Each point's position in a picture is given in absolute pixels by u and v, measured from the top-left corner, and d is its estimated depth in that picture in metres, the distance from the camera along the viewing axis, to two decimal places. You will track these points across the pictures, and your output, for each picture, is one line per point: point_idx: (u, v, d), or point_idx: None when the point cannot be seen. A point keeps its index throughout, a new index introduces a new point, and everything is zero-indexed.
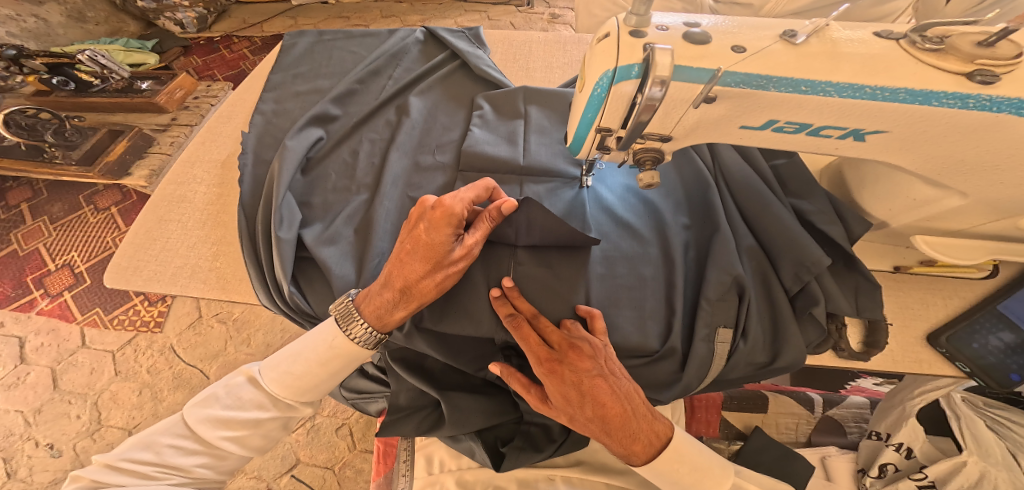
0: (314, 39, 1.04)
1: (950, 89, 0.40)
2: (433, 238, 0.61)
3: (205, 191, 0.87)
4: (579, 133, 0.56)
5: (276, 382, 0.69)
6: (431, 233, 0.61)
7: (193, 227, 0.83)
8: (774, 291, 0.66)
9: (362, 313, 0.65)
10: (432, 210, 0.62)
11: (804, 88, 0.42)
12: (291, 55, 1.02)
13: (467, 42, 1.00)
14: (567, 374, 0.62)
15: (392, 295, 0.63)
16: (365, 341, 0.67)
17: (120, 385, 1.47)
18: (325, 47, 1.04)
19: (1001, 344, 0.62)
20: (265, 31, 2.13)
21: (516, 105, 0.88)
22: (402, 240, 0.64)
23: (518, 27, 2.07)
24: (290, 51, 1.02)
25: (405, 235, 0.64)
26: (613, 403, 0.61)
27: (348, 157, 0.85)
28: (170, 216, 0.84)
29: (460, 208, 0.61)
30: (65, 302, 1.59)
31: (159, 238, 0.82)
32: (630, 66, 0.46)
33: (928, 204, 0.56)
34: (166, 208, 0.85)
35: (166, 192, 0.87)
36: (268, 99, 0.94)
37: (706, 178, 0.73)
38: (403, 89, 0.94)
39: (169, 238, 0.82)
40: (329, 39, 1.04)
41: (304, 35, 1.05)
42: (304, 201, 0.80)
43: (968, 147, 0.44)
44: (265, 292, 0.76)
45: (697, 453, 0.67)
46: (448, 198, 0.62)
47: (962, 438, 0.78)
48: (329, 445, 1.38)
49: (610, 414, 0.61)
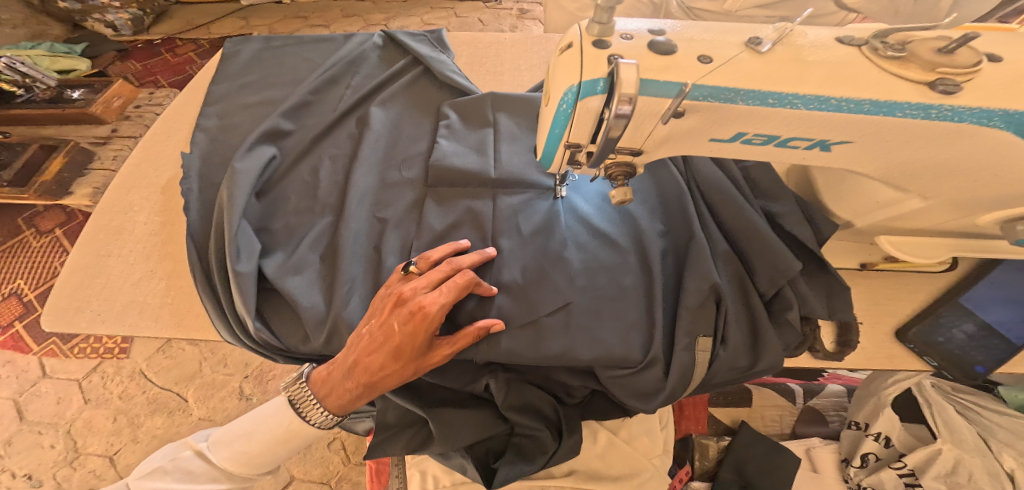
0: (261, 46, 1.00)
1: (913, 100, 0.39)
2: (407, 347, 0.63)
3: (145, 221, 0.82)
4: (547, 149, 0.54)
5: (230, 459, 0.75)
6: (408, 340, 0.63)
7: (137, 260, 0.78)
8: (750, 296, 0.66)
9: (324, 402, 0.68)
10: (413, 314, 0.63)
11: (772, 100, 0.41)
12: (236, 64, 0.97)
13: (429, 46, 0.97)
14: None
15: (353, 386, 0.67)
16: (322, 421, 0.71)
17: (92, 413, 1.39)
18: (273, 54, 0.99)
19: (963, 336, 0.65)
20: (211, 34, 2.02)
21: (484, 113, 0.86)
22: (371, 333, 0.65)
23: (487, 24, 2.03)
24: (234, 59, 0.98)
25: (377, 328, 0.65)
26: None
27: (307, 175, 0.82)
28: (110, 250, 0.79)
29: (440, 318, 0.63)
30: (17, 332, 1.48)
31: (100, 273, 0.77)
32: (596, 80, 0.45)
33: (890, 206, 0.57)
34: (105, 240, 0.80)
35: (103, 222, 0.82)
36: (211, 114, 0.90)
37: (679, 183, 0.73)
38: (363, 99, 0.91)
39: (111, 273, 0.77)
40: (278, 46, 1.00)
41: (248, 42, 1.00)
42: (263, 226, 0.76)
43: (932, 154, 0.44)
44: (226, 327, 0.72)
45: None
46: (431, 303, 0.63)
47: (936, 426, 0.82)
48: (323, 460, 1.34)
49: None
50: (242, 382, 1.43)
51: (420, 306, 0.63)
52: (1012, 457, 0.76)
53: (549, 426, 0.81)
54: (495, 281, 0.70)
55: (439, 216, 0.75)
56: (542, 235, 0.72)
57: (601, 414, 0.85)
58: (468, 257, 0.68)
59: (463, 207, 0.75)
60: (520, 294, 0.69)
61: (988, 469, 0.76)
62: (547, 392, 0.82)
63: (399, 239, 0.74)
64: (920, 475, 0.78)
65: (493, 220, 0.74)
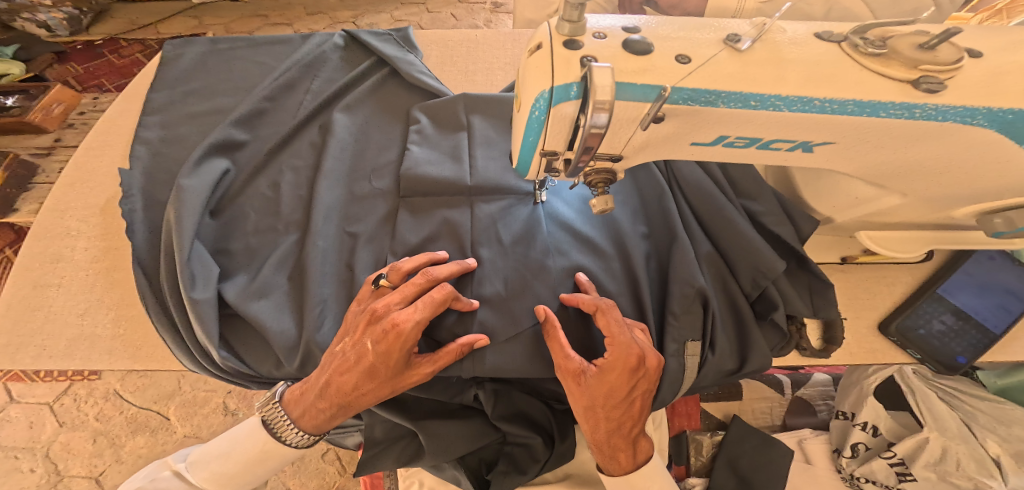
0: (206, 48, 0.94)
1: (897, 100, 0.38)
2: (382, 367, 0.62)
3: (86, 247, 0.80)
4: (522, 157, 0.51)
5: (208, 481, 0.72)
6: (382, 359, 0.61)
7: (81, 291, 0.76)
8: (736, 298, 0.66)
9: (299, 422, 0.67)
10: (386, 332, 0.61)
11: (754, 102, 0.39)
12: (176, 68, 0.91)
13: (395, 46, 0.93)
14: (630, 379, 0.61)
15: (327, 405, 0.65)
16: (298, 441, 0.70)
17: (69, 435, 1.33)
18: (220, 57, 0.93)
19: (943, 326, 0.66)
20: (160, 34, 1.89)
21: (457, 116, 0.82)
22: (344, 351, 0.63)
23: (459, 19, 1.99)
24: (174, 63, 0.92)
25: (349, 346, 0.63)
26: (638, 410, 0.65)
27: (267, 189, 0.78)
28: (47, 280, 0.77)
29: (415, 336, 0.61)
30: None
31: (40, 306, 0.75)
32: (569, 86, 0.42)
33: (868, 202, 0.56)
34: (39, 272, 0.77)
35: (37, 251, 0.79)
36: (151, 124, 0.85)
37: (659, 184, 0.71)
38: (325, 105, 0.87)
39: (52, 305, 0.75)
40: (225, 48, 0.94)
41: (191, 44, 0.94)
42: (221, 248, 0.74)
43: (910, 152, 0.43)
44: (189, 355, 0.71)
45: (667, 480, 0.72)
46: (406, 320, 0.61)
47: (920, 413, 0.82)
48: (318, 471, 1.31)
49: (630, 419, 0.65)
50: (226, 398, 1.38)
51: (394, 325, 0.61)
52: (996, 443, 0.78)
53: (542, 434, 0.79)
54: (473, 294, 0.67)
55: (413, 229, 0.72)
56: (523, 243, 0.70)
57: None
58: (445, 268, 0.65)
59: (439, 217, 0.73)
60: (502, 306, 0.67)
61: (974, 456, 0.77)
62: (537, 398, 0.81)
63: (372, 255, 0.72)
64: (910, 463, 0.79)
65: (471, 231, 0.71)
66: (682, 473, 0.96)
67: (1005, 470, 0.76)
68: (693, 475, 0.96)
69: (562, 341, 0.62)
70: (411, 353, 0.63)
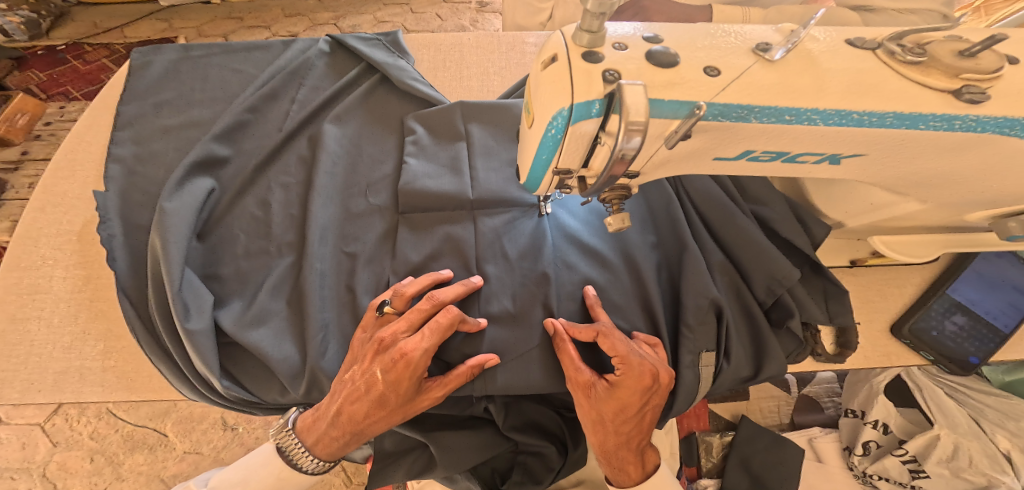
0: (177, 55, 0.89)
1: (939, 111, 0.37)
2: (392, 396, 0.60)
3: (64, 276, 0.75)
4: (534, 175, 0.49)
5: None
6: (393, 388, 0.59)
7: (65, 322, 0.72)
8: (749, 307, 0.64)
9: (313, 451, 0.66)
10: (394, 362, 0.59)
11: (789, 117, 0.38)
12: (145, 78, 0.86)
13: (385, 52, 0.90)
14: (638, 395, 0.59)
15: (339, 433, 0.63)
16: (312, 467, 0.68)
17: (64, 455, 1.28)
18: (193, 65, 0.89)
19: (955, 327, 0.66)
20: (126, 37, 1.81)
21: (454, 124, 0.80)
22: (351, 381, 0.60)
23: (444, 19, 1.95)
24: (143, 71, 0.87)
25: (358, 375, 0.60)
26: (646, 424, 0.63)
27: (256, 208, 0.75)
28: (26, 312, 0.73)
29: (424, 363, 0.59)
30: None
31: (22, 340, 0.71)
32: (590, 103, 0.40)
33: (884, 208, 0.54)
34: (17, 303, 0.73)
35: (12, 281, 0.74)
36: (123, 140, 0.80)
37: (668, 192, 0.69)
38: (313, 116, 0.83)
39: (35, 339, 0.71)
40: (198, 55, 0.90)
41: (160, 51, 0.89)
42: (211, 273, 0.70)
43: (939, 163, 0.42)
44: (187, 386, 0.68)
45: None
46: (414, 349, 0.59)
47: (930, 411, 0.88)
48: (325, 483, 1.28)
49: (638, 433, 0.64)
50: (224, 413, 1.33)
51: (402, 354, 0.59)
52: (1005, 438, 0.83)
53: (555, 441, 0.77)
54: (483, 312, 0.65)
55: (415, 247, 0.69)
56: (530, 258, 0.68)
57: None
58: (450, 290, 0.62)
59: (441, 233, 0.70)
60: (511, 324, 0.65)
61: (987, 452, 0.82)
62: (547, 406, 0.79)
63: (372, 276, 0.69)
64: (922, 460, 0.86)
65: (475, 247, 0.69)
66: (693, 473, 0.99)
67: (1016, 465, 0.81)
68: (705, 476, 0.99)
69: (573, 353, 0.60)
70: (422, 379, 0.61)
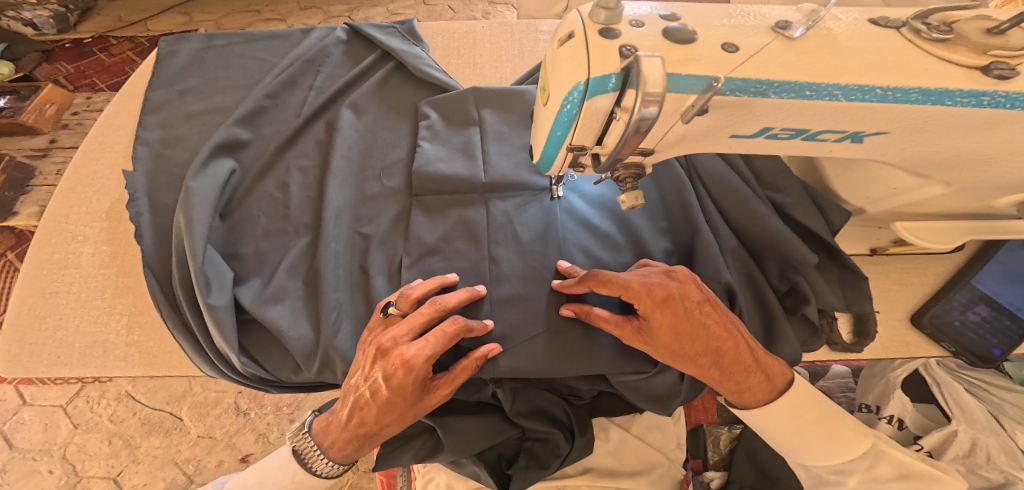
0: (202, 45, 0.90)
1: (965, 86, 0.36)
2: (398, 399, 0.59)
3: (93, 251, 0.77)
4: (547, 152, 0.49)
5: None
6: (396, 392, 0.58)
7: (92, 297, 0.74)
8: (764, 293, 0.63)
9: (327, 452, 0.67)
10: (395, 367, 0.57)
11: (809, 92, 0.37)
12: (172, 66, 0.88)
13: (400, 39, 0.90)
14: (680, 309, 0.53)
15: (352, 436, 0.64)
16: (327, 471, 0.69)
17: (85, 437, 1.31)
18: (217, 54, 0.90)
19: (978, 318, 0.64)
20: (151, 31, 1.83)
21: (467, 110, 0.79)
22: (357, 385, 0.60)
23: (457, 12, 1.94)
24: (170, 60, 0.88)
25: (362, 381, 0.60)
26: (725, 335, 0.55)
27: (275, 191, 0.76)
28: (56, 286, 0.74)
29: (425, 370, 0.57)
30: None
31: (51, 313, 0.73)
32: (606, 77, 0.39)
33: (907, 192, 0.53)
34: (47, 278, 0.75)
35: (43, 257, 0.76)
36: (151, 124, 0.82)
37: (681, 177, 0.68)
38: (330, 101, 0.84)
39: (64, 312, 0.73)
40: (221, 45, 0.91)
41: (186, 41, 0.90)
42: (232, 252, 0.71)
43: (970, 142, 0.41)
44: (206, 361, 0.69)
45: (826, 403, 0.60)
46: (415, 355, 0.57)
47: (947, 405, 0.86)
48: None
49: (724, 348, 0.55)
50: (238, 398, 1.36)
51: (401, 359, 0.57)
52: None
53: (561, 428, 0.78)
54: (496, 293, 0.65)
55: (428, 228, 0.70)
56: (542, 241, 0.68)
57: (609, 411, 0.83)
58: (453, 297, 0.61)
59: (454, 216, 0.70)
60: (523, 306, 0.65)
61: (1005, 449, 0.81)
62: (555, 394, 0.78)
63: (385, 258, 0.69)
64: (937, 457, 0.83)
65: (487, 229, 0.69)
66: (699, 466, 1.00)
67: None
68: (710, 469, 0.99)
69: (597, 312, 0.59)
70: (428, 383, 0.61)
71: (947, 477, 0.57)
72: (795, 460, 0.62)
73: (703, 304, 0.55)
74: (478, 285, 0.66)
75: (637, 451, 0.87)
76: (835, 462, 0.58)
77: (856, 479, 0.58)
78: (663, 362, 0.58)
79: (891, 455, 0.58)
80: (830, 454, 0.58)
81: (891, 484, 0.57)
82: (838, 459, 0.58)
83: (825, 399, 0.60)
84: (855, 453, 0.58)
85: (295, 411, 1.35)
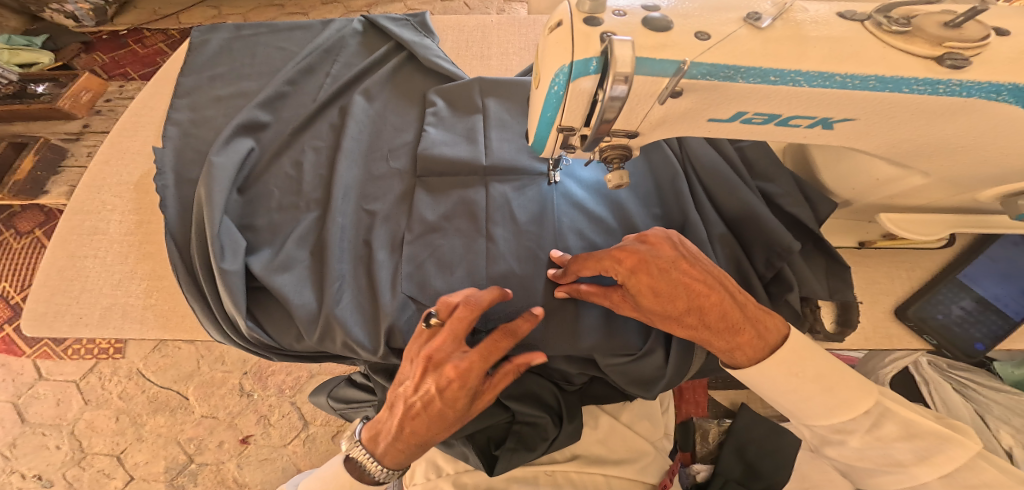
0: (230, 35, 0.95)
1: (921, 75, 0.38)
2: (448, 410, 0.61)
3: (120, 220, 0.82)
4: (540, 133, 0.52)
5: None
6: (448, 405, 0.61)
7: (116, 262, 0.78)
8: (750, 279, 0.65)
9: (380, 459, 0.68)
10: (449, 380, 0.59)
11: (773, 78, 0.40)
12: (203, 54, 0.92)
13: (412, 31, 0.93)
14: (654, 270, 0.55)
15: (407, 446, 0.65)
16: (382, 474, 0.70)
17: (93, 413, 1.36)
18: (244, 44, 0.94)
19: (962, 312, 0.65)
20: (181, 24, 1.89)
21: (472, 99, 0.83)
22: (406, 398, 0.63)
23: (472, 9, 1.97)
24: (201, 49, 0.93)
25: (411, 394, 0.62)
26: (708, 291, 0.55)
27: (290, 168, 0.79)
28: (84, 251, 0.79)
29: (478, 380, 0.60)
30: (9, 336, 1.43)
31: (78, 276, 0.77)
32: (587, 60, 0.43)
33: (889, 183, 0.55)
34: (78, 243, 0.80)
35: (74, 225, 0.81)
36: (180, 107, 0.86)
37: (674, 166, 0.71)
38: (344, 88, 0.88)
39: (89, 276, 0.78)
40: (248, 35, 0.95)
41: (216, 31, 0.95)
42: (247, 223, 0.75)
43: (935, 130, 0.43)
44: (216, 326, 0.73)
45: (825, 359, 0.58)
46: (466, 366, 0.59)
47: (933, 403, 0.90)
48: (328, 453, 1.34)
49: (707, 303, 0.55)
50: (242, 378, 1.40)
51: (456, 372, 0.59)
52: (1009, 434, 0.83)
53: (550, 413, 0.79)
54: (492, 271, 0.68)
55: (431, 207, 0.73)
56: (538, 223, 0.71)
57: (600, 398, 0.84)
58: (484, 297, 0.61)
59: (455, 197, 0.74)
60: (517, 283, 0.68)
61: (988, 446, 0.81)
62: (546, 379, 0.81)
63: (388, 233, 0.73)
64: None
65: (486, 209, 0.72)
66: (687, 458, 0.99)
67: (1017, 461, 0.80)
68: (698, 462, 1.00)
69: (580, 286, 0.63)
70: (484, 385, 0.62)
71: (953, 434, 0.56)
72: (798, 420, 0.62)
73: (678, 262, 0.56)
74: (477, 262, 0.69)
75: (626, 440, 0.87)
76: (835, 421, 0.58)
77: (858, 439, 0.58)
78: (659, 327, 0.60)
79: (896, 412, 0.58)
80: (829, 412, 0.58)
81: (898, 444, 0.57)
82: (838, 418, 0.58)
83: (828, 355, 0.58)
84: (857, 411, 0.57)
85: (296, 394, 1.39)
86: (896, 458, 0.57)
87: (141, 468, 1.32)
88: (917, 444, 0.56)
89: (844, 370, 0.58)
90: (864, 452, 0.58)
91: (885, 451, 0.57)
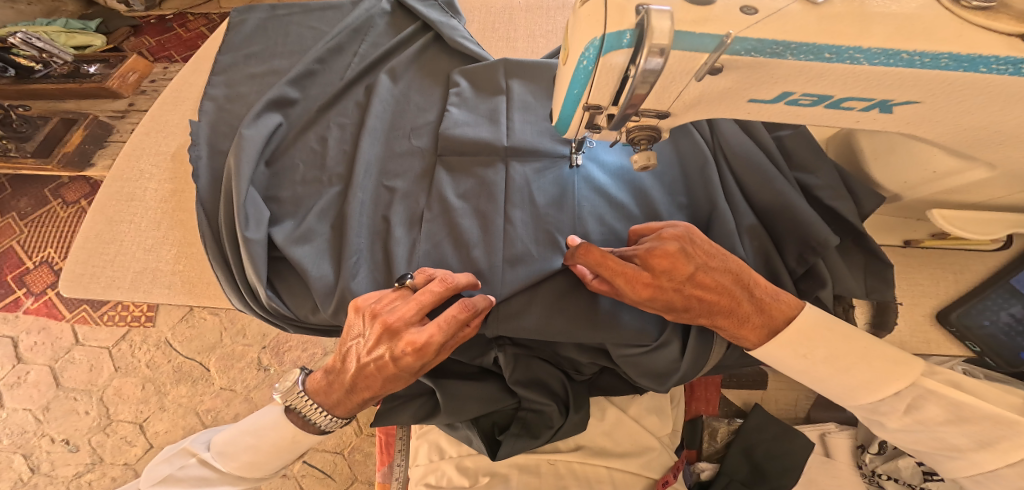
0: (266, 14, 0.94)
1: (1003, 53, 0.35)
2: (402, 375, 0.58)
3: (156, 188, 0.82)
4: (565, 112, 0.50)
5: (241, 468, 0.69)
6: (405, 370, 0.57)
7: (149, 228, 0.79)
8: (780, 275, 0.62)
9: (330, 409, 0.66)
10: (405, 352, 0.55)
11: (829, 55, 0.37)
12: (240, 33, 0.92)
13: (439, 11, 0.91)
14: (667, 286, 0.52)
15: (359, 399, 0.63)
16: (325, 424, 0.67)
17: (122, 381, 1.40)
18: (278, 23, 0.93)
19: (1010, 320, 0.61)
20: (222, 6, 1.87)
21: (497, 80, 0.80)
22: (359, 356, 0.59)
23: None
24: (239, 28, 0.92)
25: (365, 354, 0.59)
26: (719, 297, 0.53)
27: (315, 143, 0.79)
28: (121, 216, 0.80)
29: (434, 354, 0.55)
30: (51, 299, 1.47)
31: (113, 240, 0.79)
32: (620, 33, 0.39)
33: (947, 177, 0.51)
34: (116, 208, 0.81)
35: (114, 190, 0.82)
36: (217, 83, 0.86)
37: (703, 153, 0.67)
38: (371, 67, 0.86)
39: (124, 240, 0.79)
40: (283, 15, 0.94)
41: (253, 10, 0.94)
42: (272, 195, 0.75)
43: (1008, 117, 0.39)
44: (237, 294, 0.73)
45: (842, 338, 0.55)
46: (429, 342, 0.54)
47: None
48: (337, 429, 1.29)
49: (718, 307, 0.54)
50: (261, 353, 1.42)
51: (412, 346, 0.54)
52: None
53: (557, 401, 0.77)
54: (508, 253, 0.66)
55: (451, 186, 0.72)
56: (557, 207, 0.68)
57: (609, 390, 0.82)
58: (460, 277, 0.60)
59: (477, 177, 0.72)
60: (532, 265, 0.65)
61: None
62: (556, 367, 0.78)
63: (407, 209, 0.71)
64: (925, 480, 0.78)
65: (505, 190, 0.70)
66: (693, 456, 0.96)
67: None
68: (703, 460, 0.95)
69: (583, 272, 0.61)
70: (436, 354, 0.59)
71: (1019, 419, 0.50)
72: (839, 402, 0.59)
73: (694, 277, 0.52)
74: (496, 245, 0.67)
75: (632, 433, 0.84)
76: (861, 402, 0.56)
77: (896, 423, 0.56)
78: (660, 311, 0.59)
79: (926, 407, 0.54)
80: (854, 392, 0.56)
81: (943, 427, 0.53)
82: (861, 399, 0.56)
83: (848, 333, 0.55)
84: (880, 394, 0.55)
85: None
86: (953, 444, 0.54)
87: (161, 437, 1.35)
88: (969, 429, 0.52)
89: (868, 348, 0.54)
90: (916, 434, 0.56)
91: (935, 435, 0.54)
